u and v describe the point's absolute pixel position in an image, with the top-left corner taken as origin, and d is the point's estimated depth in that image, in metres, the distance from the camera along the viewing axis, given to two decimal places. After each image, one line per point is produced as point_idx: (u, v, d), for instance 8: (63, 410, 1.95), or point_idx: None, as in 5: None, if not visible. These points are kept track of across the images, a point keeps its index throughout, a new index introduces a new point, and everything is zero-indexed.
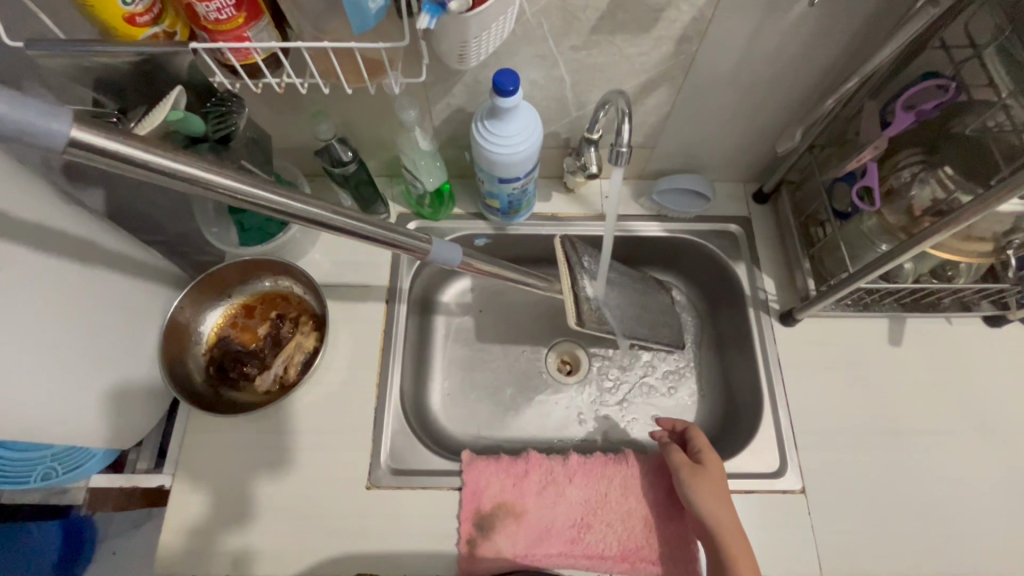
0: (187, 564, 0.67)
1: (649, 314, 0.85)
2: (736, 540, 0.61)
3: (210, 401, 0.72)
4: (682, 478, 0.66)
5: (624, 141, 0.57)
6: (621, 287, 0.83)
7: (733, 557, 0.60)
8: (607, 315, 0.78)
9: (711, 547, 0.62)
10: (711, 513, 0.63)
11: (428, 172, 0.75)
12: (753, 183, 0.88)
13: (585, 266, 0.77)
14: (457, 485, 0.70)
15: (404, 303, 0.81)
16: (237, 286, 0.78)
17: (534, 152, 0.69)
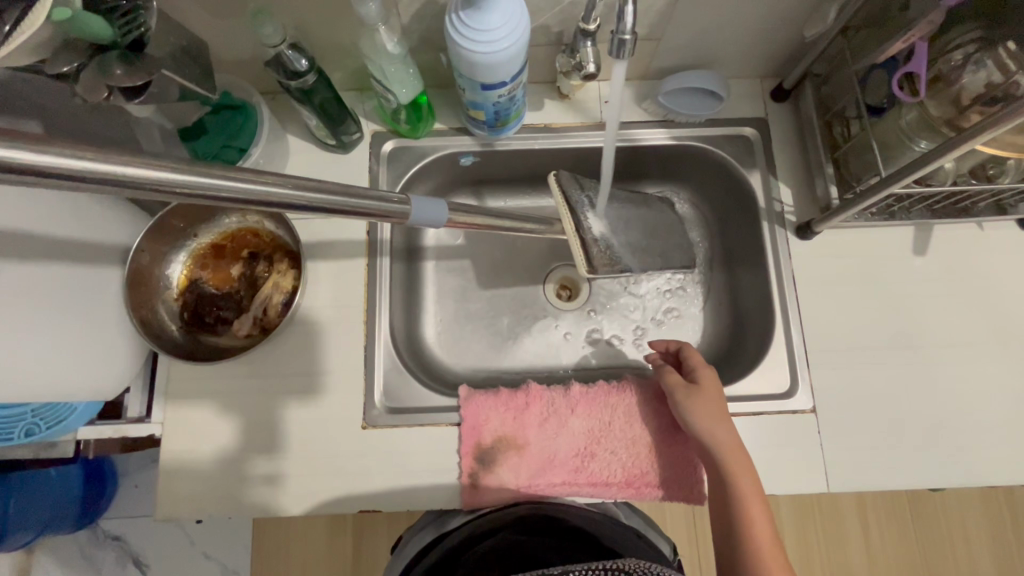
0: (185, 510, 0.66)
1: (657, 237, 0.79)
2: (737, 460, 0.58)
3: (189, 349, 0.68)
4: (677, 402, 0.63)
5: (627, 27, 0.47)
6: (622, 209, 0.76)
7: (734, 475, 0.58)
8: (618, 250, 0.73)
9: (710, 465, 0.60)
10: (711, 435, 0.60)
11: (400, 83, 0.65)
12: (772, 78, 0.78)
13: (586, 203, 0.70)
14: (454, 421, 0.68)
15: (387, 260, 0.74)
16: (202, 224, 0.71)
17: (520, 50, 0.58)
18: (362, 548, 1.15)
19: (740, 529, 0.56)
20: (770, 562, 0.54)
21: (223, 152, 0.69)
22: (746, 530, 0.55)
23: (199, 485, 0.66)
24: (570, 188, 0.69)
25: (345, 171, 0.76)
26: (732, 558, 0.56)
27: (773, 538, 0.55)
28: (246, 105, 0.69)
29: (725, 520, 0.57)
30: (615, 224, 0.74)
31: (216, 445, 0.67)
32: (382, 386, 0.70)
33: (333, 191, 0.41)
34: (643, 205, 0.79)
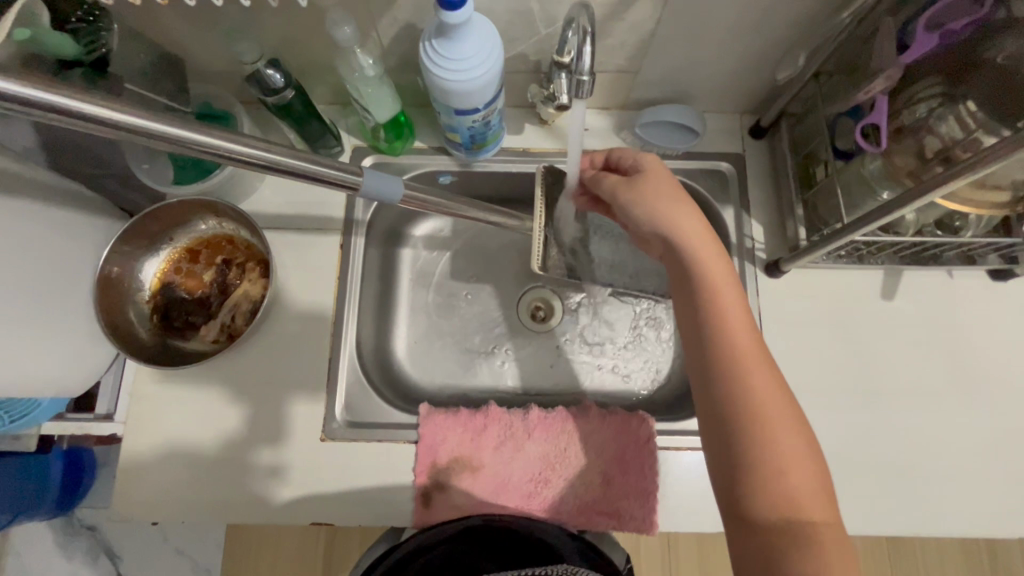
0: (142, 509, 0.67)
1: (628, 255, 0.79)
2: (723, 283, 0.52)
3: (155, 352, 0.69)
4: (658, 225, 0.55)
5: (585, 68, 0.49)
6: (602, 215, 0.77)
7: (712, 276, 0.52)
8: (577, 262, 0.76)
9: (681, 276, 0.54)
10: (689, 247, 0.53)
11: (378, 102, 0.67)
12: (751, 115, 0.79)
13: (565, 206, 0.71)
14: (412, 439, 0.68)
15: (361, 234, 0.76)
16: (178, 228, 0.72)
17: (493, 80, 0.59)
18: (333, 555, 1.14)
19: (730, 369, 0.48)
20: (773, 405, 0.46)
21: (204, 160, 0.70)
22: (737, 368, 0.48)
23: (158, 485, 0.67)
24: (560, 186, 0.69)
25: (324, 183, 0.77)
26: (720, 410, 0.47)
27: (759, 348, 0.49)
28: (225, 114, 0.68)
29: (709, 374, 0.49)
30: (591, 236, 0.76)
31: (175, 447, 0.68)
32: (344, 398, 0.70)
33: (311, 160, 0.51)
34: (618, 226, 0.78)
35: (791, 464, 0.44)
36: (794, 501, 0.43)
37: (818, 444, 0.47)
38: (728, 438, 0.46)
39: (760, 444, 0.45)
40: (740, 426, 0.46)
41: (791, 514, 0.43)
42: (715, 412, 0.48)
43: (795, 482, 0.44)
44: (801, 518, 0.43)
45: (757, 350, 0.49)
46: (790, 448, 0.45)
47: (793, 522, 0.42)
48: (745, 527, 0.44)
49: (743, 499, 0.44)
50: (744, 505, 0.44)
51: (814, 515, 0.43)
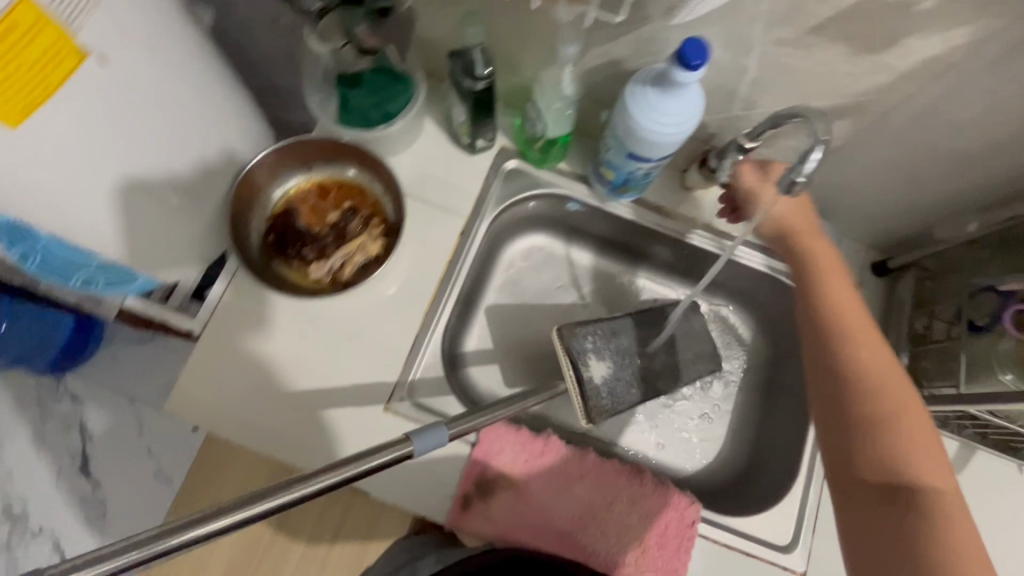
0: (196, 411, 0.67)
1: (687, 348, 0.78)
2: (836, 278, 0.63)
3: (260, 269, 0.70)
4: (799, 234, 0.66)
5: (806, 169, 0.51)
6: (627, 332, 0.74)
7: (823, 268, 0.64)
8: (624, 390, 0.72)
9: (802, 268, 0.65)
10: (830, 264, 0.64)
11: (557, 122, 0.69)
12: (878, 251, 0.80)
13: (588, 349, 0.71)
14: (469, 440, 0.68)
15: (478, 240, 0.77)
16: (320, 162, 0.73)
17: (678, 140, 0.61)
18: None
19: (858, 363, 0.57)
20: (899, 396, 0.55)
21: (369, 110, 0.72)
22: (869, 355, 0.58)
23: (221, 393, 0.68)
24: (576, 337, 0.70)
25: (462, 169, 0.78)
26: (848, 393, 0.56)
27: (868, 327, 0.60)
28: (408, 77, 0.72)
29: (822, 351, 0.60)
30: (621, 364, 0.72)
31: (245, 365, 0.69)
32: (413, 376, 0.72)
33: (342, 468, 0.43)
34: (666, 317, 0.79)
35: (913, 444, 0.53)
36: (907, 459, 0.53)
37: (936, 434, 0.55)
38: (852, 411, 0.56)
39: (884, 423, 0.54)
40: (862, 407, 0.55)
41: (908, 480, 0.52)
42: (839, 394, 0.57)
43: (915, 453, 0.53)
44: (923, 487, 0.51)
45: (878, 343, 0.59)
46: (912, 416, 0.54)
47: (907, 486, 0.52)
48: (860, 488, 0.54)
49: (858, 464, 0.54)
50: (856, 468, 0.54)
51: (929, 476, 0.52)
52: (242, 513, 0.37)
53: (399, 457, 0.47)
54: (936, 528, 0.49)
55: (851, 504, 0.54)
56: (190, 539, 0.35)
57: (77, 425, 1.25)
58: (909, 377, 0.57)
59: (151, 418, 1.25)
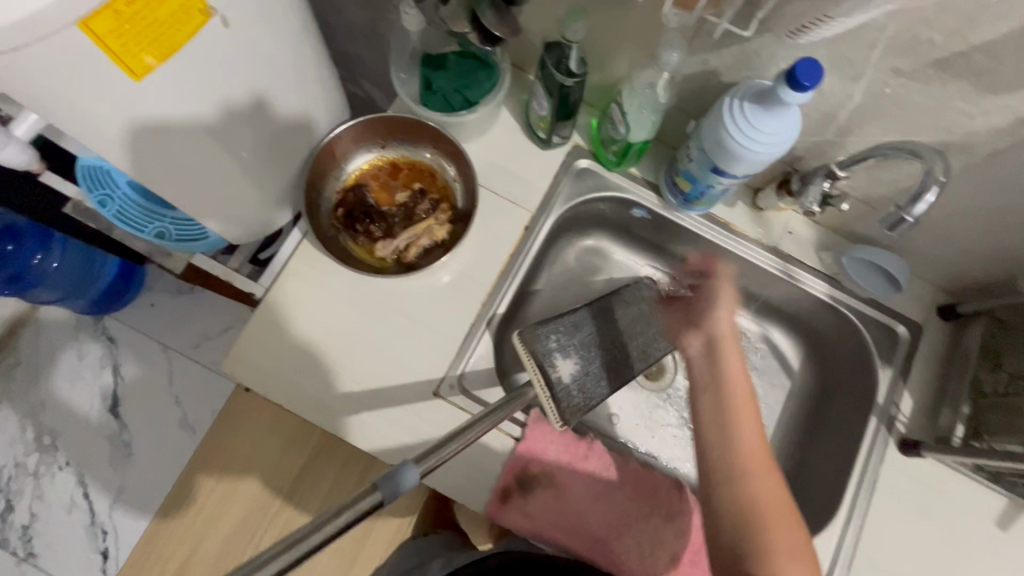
0: (251, 373, 0.68)
1: (630, 337, 0.75)
2: (740, 385, 0.62)
3: (328, 240, 0.70)
4: (717, 340, 0.65)
5: (915, 211, 0.48)
6: (583, 324, 0.72)
7: (726, 387, 0.62)
8: (593, 383, 0.69)
9: (705, 380, 0.64)
10: (732, 373, 0.62)
11: (641, 129, 0.68)
12: (946, 294, 0.78)
13: (553, 348, 0.68)
14: (514, 435, 0.68)
15: (541, 235, 0.76)
16: (396, 140, 0.74)
17: (767, 160, 0.60)
18: (311, 467, 1.15)
19: (736, 476, 0.57)
20: (761, 482, 0.57)
21: (452, 95, 0.72)
22: (751, 454, 0.58)
23: (276, 358, 0.69)
24: (537, 339, 0.67)
25: (533, 163, 0.77)
26: (726, 490, 0.57)
27: (759, 434, 0.59)
28: (495, 65, 0.71)
29: (717, 460, 0.59)
30: (586, 357, 0.69)
31: (300, 334, 0.69)
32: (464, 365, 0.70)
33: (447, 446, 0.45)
34: (616, 307, 0.77)
35: (785, 540, 0.55)
36: (773, 559, 0.54)
37: (798, 513, 0.57)
38: (720, 523, 0.57)
39: (759, 526, 0.55)
40: (740, 515, 0.56)
41: (789, 570, 0.53)
42: (710, 533, 0.58)
43: (775, 538, 0.54)
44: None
45: (770, 468, 0.58)
46: (788, 537, 0.55)
47: (767, 565, 0.53)
48: (732, 572, 0.55)
49: (727, 555, 0.56)
50: (734, 557, 0.55)
51: (789, 565, 0.54)
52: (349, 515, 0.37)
53: (367, 510, 0.38)
54: None
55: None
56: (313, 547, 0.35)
57: (111, 365, 1.28)
58: (775, 465, 0.58)
59: (182, 366, 1.28)
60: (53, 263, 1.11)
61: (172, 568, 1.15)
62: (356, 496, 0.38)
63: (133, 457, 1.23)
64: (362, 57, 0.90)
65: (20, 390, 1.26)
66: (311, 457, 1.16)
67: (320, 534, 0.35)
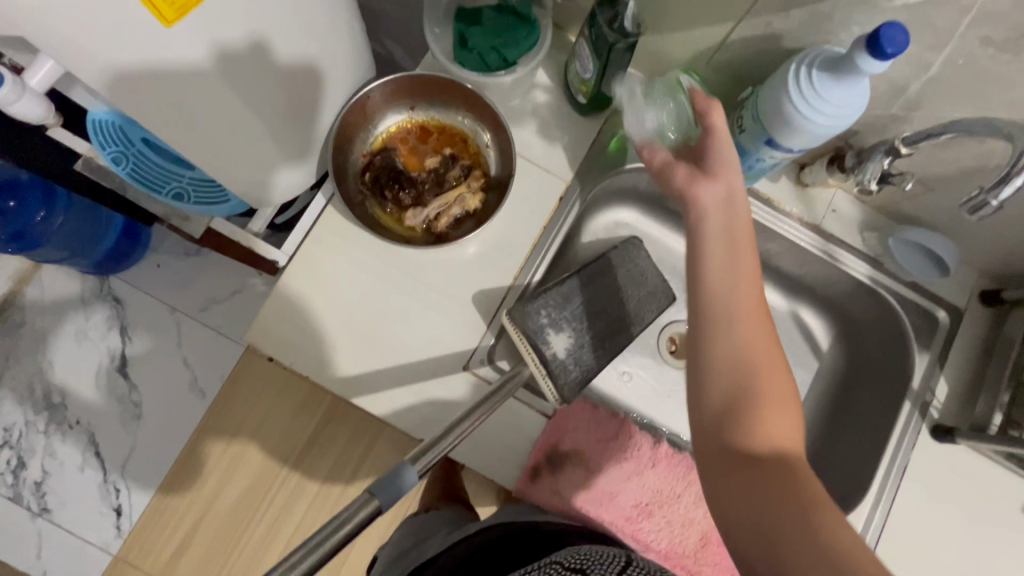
0: (273, 343, 0.66)
1: (622, 304, 0.71)
2: (745, 268, 0.53)
3: (354, 207, 0.67)
4: (703, 247, 0.54)
5: (1000, 193, 0.45)
6: (577, 292, 0.69)
7: (722, 279, 0.52)
8: (591, 356, 0.67)
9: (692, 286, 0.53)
10: (712, 270, 0.52)
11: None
12: (989, 280, 0.75)
13: (546, 325, 0.66)
14: (545, 413, 0.67)
15: (575, 207, 0.72)
16: (426, 102, 0.69)
17: (828, 134, 0.56)
18: (324, 431, 1.17)
19: (727, 342, 0.50)
20: (773, 387, 0.49)
21: (488, 52, 0.66)
22: (752, 349, 0.50)
23: (301, 328, 0.66)
24: (528, 316, 0.65)
25: (570, 129, 0.73)
26: (730, 388, 0.49)
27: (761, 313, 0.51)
28: (535, 22, 0.66)
29: (725, 367, 0.49)
30: (580, 330, 0.68)
31: (325, 304, 0.67)
32: (493, 340, 0.68)
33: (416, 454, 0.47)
34: (610, 269, 0.72)
35: (774, 421, 0.48)
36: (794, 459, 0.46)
37: (800, 407, 0.50)
38: (714, 398, 0.49)
39: (752, 402, 0.48)
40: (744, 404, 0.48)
41: (777, 451, 0.46)
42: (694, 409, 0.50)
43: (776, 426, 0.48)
44: (790, 462, 0.46)
45: (780, 367, 0.50)
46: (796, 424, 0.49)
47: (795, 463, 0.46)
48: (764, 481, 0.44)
49: (761, 473, 0.45)
50: (754, 463, 0.46)
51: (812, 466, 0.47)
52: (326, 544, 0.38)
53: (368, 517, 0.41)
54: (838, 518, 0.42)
55: (718, 486, 0.46)
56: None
57: (117, 326, 1.26)
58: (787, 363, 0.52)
59: (191, 329, 1.26)
60: (58, 221, 1.08)
61: (184, 527, 1.16)
62: (356, 506, 0.41)
63: (143, 417, 1.22)
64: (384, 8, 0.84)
65: (27, 348, 1.24)
66: (322, 422, 1.17)
67: (345, 532, 0.39)
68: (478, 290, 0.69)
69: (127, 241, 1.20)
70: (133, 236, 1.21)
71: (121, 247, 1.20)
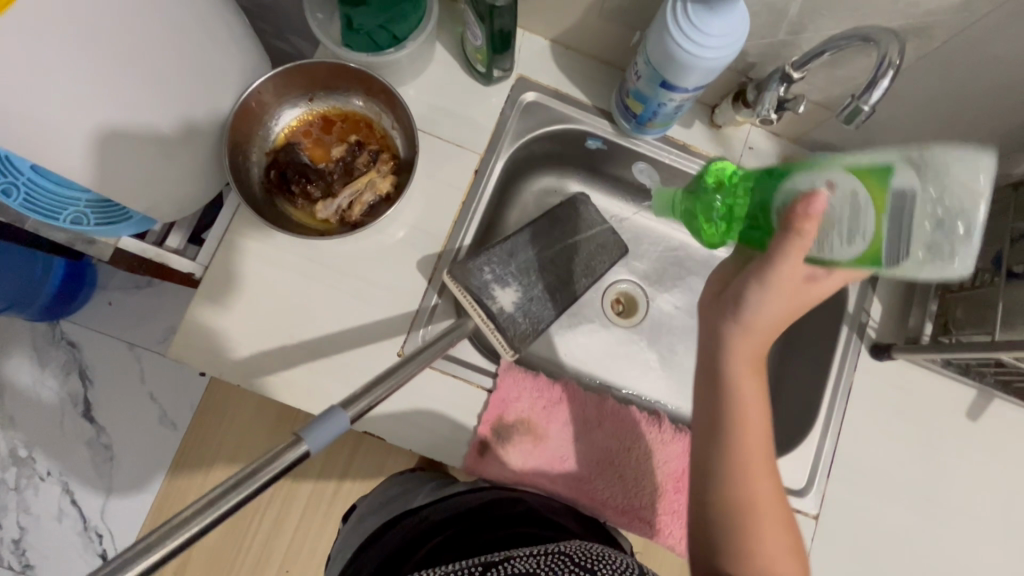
0: (201, 358, 0.64)
1: (566, 260, 0.72)
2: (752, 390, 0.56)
3: (264, 209, 0.66)
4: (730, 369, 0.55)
5: (870, 100, 0.48)
6: (521, 247, 0.70)
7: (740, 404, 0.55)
8: (541, 307, 0.69)
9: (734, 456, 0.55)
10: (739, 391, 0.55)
11: (843, 238, 0.46)
12: None
13: (490, 280, 0.66)
14: (486, 386, 0.67)
15: (491, 181, 0.72)
16: (322, 91, 0.68)
17: (719, 68, 0.56)
18: None
19: (731, 468, 0.54)
20: (760, 496, 0.54)
21: (376, 31, 0.65)
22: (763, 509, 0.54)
23: (226, 337, 0.65)
24: (471, 274, 0.65)
25: (477, 101, 0.72)
26: (733, 544, 0.53)
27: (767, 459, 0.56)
28: None
29: (736, 518, 0.54)
30: (527, 283, 0.68)
31: (248, 312, 0.65)
32: (435, 298, 0.68)
33: (357, 394, 0.43)
34: (558, 228, 0.73)
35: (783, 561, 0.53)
36: None
37: (789, 522, 0.56)
38: (707, 502, 0.55)
39: (745, 531, 0.53)
40: (724, 521, 0.54)
41: None
42: (697, 511, 0.56)
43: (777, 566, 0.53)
44: None
45: (780, 524, 0.55)
46: (770, 535, 0.53)
47: None
48: None
49: None
50: None
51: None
52: (243, 491, 0.33)
53: (295, 462, 0.37)
54: None
55: None
56: (201, 526, 0.32)
57: (75, 369, 1.22)
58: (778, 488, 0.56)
59: (152, 362, 1.23)
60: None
61: None
62: (279, 450, 0.36)
63: (114, 458, 1.20)
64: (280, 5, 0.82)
65: None
66: None
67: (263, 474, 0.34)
68: (420, 257, 0.68)
69: (72, 282, 1.17)
70: (77, 276, 1.17)
71: (66, 289, 1.16)
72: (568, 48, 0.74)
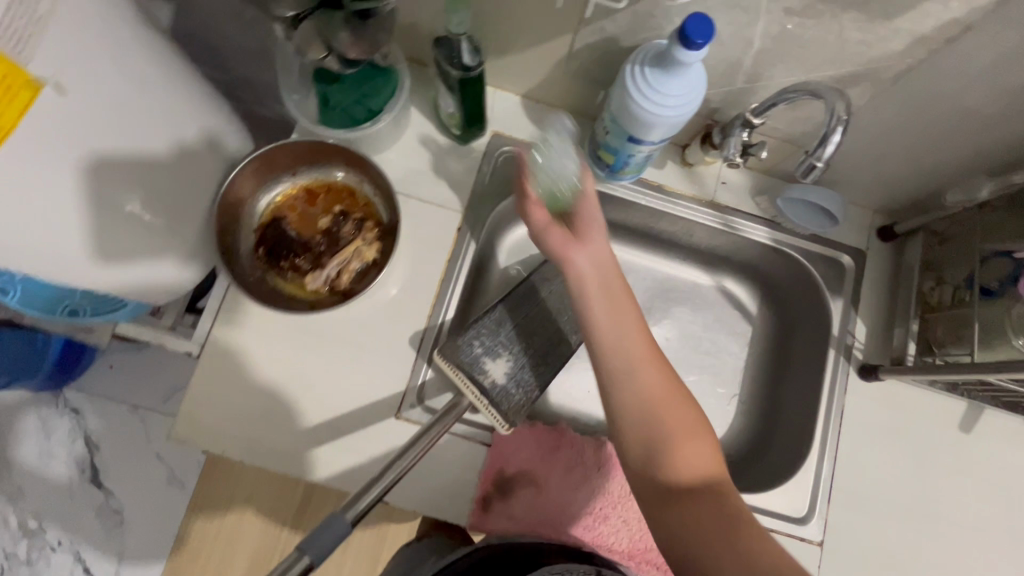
0: (204, 436, 0.66)
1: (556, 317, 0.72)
2: (623, 317, 0.57)
3: (254, 286, 0.68)
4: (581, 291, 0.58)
5: (823, 155, 0.51)
6: (509, 316, 0.70)
7: (605, 341, 0.56)
8: (535, 376, 0.69)
9: (621, 377, 0.55)
10: (601, 315, 0.57)
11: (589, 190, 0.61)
12: (884, 216, 0.78)
13: (481, 353, 0.66)
14: (485, 441, 0.67)
15: (475, 238, 0.74)
16: (305, 166, 0.70)
17: (680, 123, 0.58)
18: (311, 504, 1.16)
19: (631, 391, 0.55)
20: (674, 416, 0.54)
21: (353, 107, 0.68)
22: (666, 424, 0.54)
23: (226, 414, 0.66)
24: (461, 350, 0.66)
25: (454, 160, 0.74)
26: (656, 460, 0.53)
27: (661, 369, 0.56)
28: (388, 69, 0.67)
29: (652, 446, 0.54)
30: (518, 352, 0.68)
31: (247, 387, 0.67)
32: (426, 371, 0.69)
33: (358, 495, 0.50)
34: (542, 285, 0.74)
35: (691, 455, 0.53)
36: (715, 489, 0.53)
37: (708, 427, 0.56)
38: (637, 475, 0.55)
39: (660, 458, 0.53)
40: (648, 449, 0.54)
41: (692, 484, 0.52)
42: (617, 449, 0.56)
43: (684, 452, 0.53)
44: (708, 492, 0.52)
45: (698, 429, 0.55)
46: (680, 441, 0.54)
47: (708, 495, 0.52)
48: (673, 512, 0.51)
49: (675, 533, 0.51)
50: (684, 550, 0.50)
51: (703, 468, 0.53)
52: None
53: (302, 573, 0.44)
54: (726, 532, 0.49)
55: (661, 520, 0.52)
56: None
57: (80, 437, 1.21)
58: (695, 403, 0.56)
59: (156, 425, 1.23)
60: None
61: None
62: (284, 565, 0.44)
63: (124, 523, 1.20)
64: (260, 76, 0.84)
65: None
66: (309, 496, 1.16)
67: None
68: (413, 334, 0.70)
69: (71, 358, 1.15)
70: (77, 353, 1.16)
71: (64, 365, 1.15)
72: (539, 102, 0.76)
